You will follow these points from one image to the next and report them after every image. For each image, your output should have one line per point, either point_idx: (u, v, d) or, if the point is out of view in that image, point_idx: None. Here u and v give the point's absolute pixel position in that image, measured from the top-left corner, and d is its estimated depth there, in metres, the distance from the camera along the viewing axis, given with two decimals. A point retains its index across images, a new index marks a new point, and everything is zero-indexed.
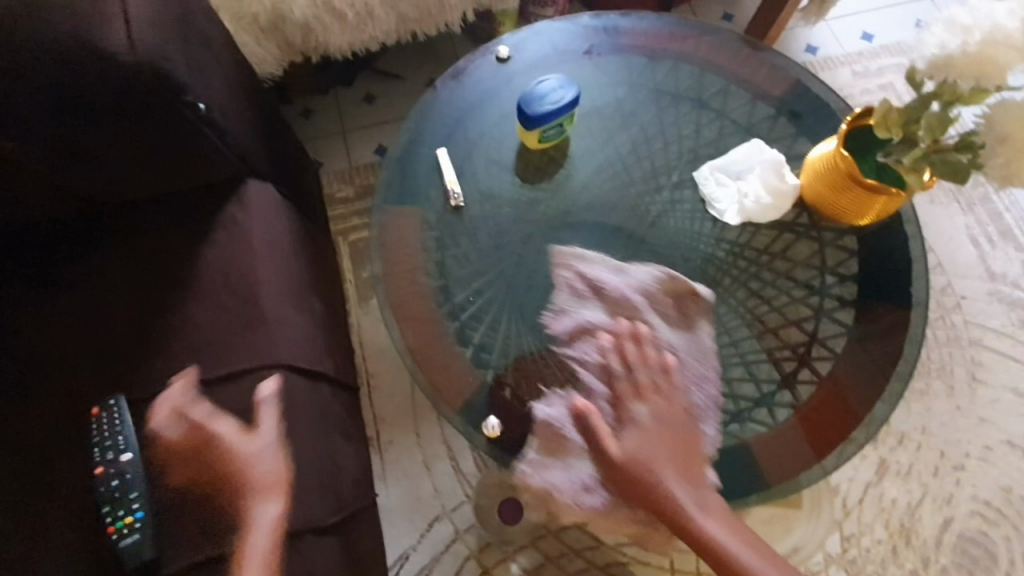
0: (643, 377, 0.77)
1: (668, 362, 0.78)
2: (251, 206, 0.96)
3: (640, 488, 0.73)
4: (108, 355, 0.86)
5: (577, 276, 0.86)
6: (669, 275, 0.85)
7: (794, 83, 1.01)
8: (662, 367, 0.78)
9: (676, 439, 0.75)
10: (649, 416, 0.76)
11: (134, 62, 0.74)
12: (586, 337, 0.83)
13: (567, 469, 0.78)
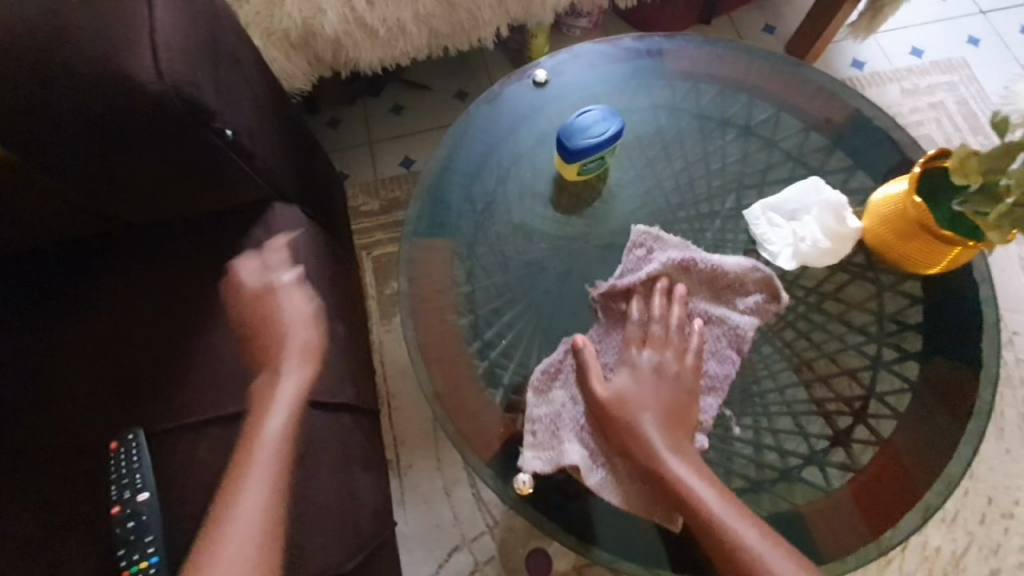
0: (657, 330, 0.78)
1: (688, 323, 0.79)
2: (277, 231, 0.94)
3: (618, 430, 0.73)
4: (128, 385, 0.84)
5: (642, 237, 0.86)
6: (753, 265, 0.81)
7: (852, 113, 0.94)
8: (679, 328, 0.79)
9: (669, 392, 0.75)
10: (630, 382, 0.76)
11: (161, 90, 0.71)
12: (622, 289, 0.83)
13: (563, 411, 0.79)
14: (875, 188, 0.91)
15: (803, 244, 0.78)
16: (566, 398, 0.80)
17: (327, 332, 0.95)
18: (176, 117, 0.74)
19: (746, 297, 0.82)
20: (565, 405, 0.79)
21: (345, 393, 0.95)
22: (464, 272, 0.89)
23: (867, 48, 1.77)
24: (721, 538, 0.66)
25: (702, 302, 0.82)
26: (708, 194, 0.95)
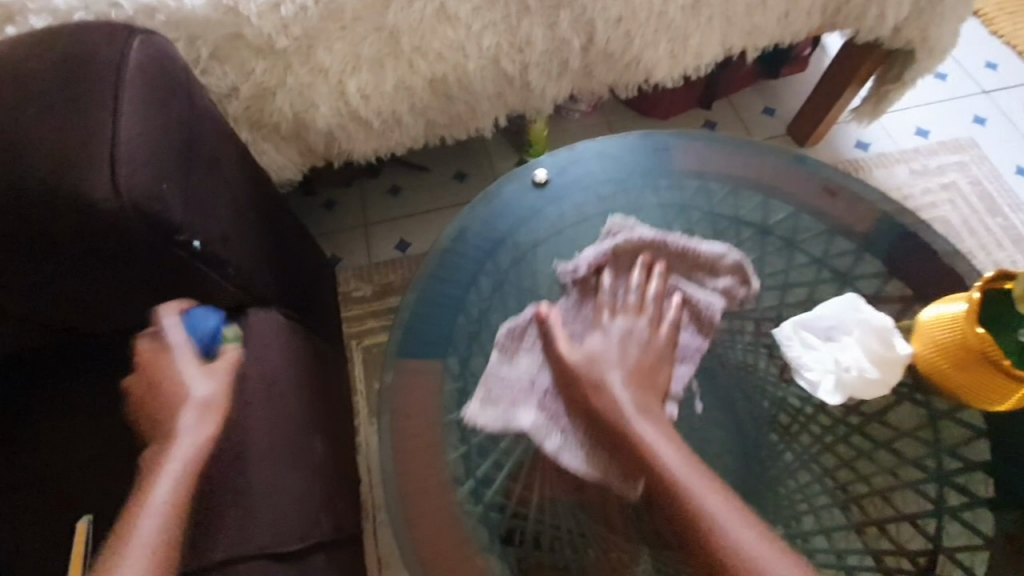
0: (609, 298, 0.78)
1: (644, 296, 0.77)
2: (250, 344, 0.84)
3: (586, 394, 0.70)
4: (58, 533, 0.72)
5: (580, 268, 0.83)
6: (742, 279, 0.82)
7: (881, 216, 0.87)
8: (657, 300, 0.77)
9: (641, 349, 0.73)
10: (604, 356, 0.72)
11: (117, 208, 0.64)
12: (574, 321, 0.79)
13: (517, 367, 0.77)
14: (916, 296, 0.82)
15: (848, 373, 0.67)
16: (532, 362, 0.77)
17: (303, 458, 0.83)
18: (135, 234, 0.67)
19: (720, 278, 0.82)
20: (529, 371, 0.76)
21: (322, 526, 0.80)
22: (454, 393, 0.78)
23: (870, 129, 1.75)
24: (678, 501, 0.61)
25: (676, 281, 0.82)
26: None
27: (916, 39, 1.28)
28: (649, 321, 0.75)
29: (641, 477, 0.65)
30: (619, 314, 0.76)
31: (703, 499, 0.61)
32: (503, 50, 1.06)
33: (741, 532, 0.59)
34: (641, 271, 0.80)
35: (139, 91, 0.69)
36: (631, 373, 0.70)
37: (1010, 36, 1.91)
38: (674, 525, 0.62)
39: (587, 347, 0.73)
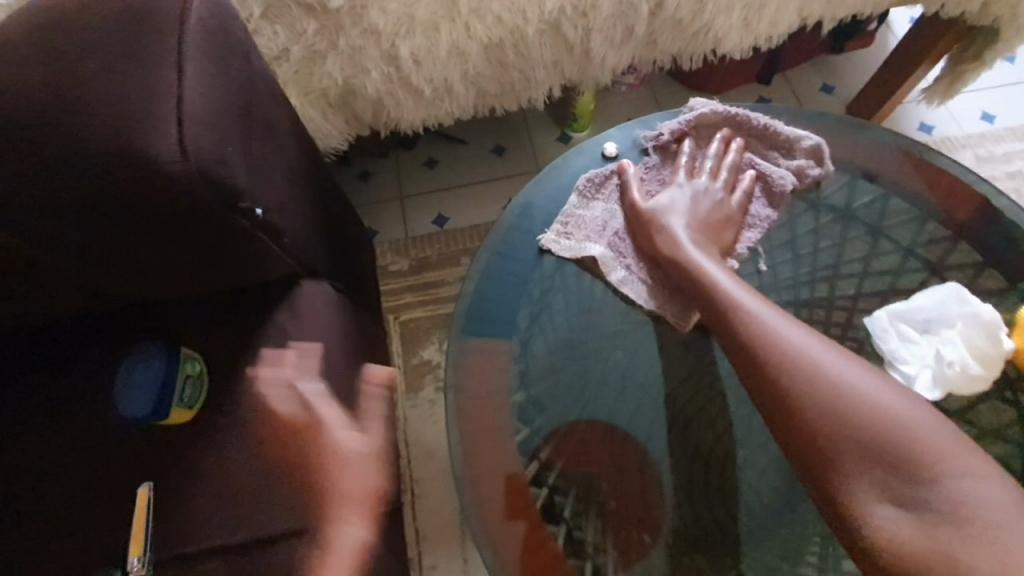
0: (692, 157, 0.83)
1: (727, 161, 0.82)
2: (306, 316, 0.81)
3: (647, 233, 0.77)
4: (115, 500, 0.71)
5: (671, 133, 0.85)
6: (820, 157, 0.83)
7: (976, 203, 0.80)
8: (735, 169, 0.82)
9: (711, 208, 0.79)
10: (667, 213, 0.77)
11: (183, 171, 0.61)
12: (657, 180, 0.83)
13: (594, 210, 0.83)
14: (1010, 291, 0.76)
15: (950, 368, 0.63)
16: (608, 208, 0.83)
17: (357, 433, 0.81)
18: (199, 199, 0.64)
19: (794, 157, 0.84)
20: (605, 215, 0.82)
21: (373, 501, 0.79)
22: (518, 375, 0.76)
23: (934, 111, 1.65)
24: (797, 383, 0.59)
25: (753, 154, 0.84)
26: (793, 279, 0.83)
27: (1004, 16, 1.19)
28: (722, 185, 0.80)
29: (752, 374, 0.62)
30: (697, 176, 0.81)
31: (845, 376, 0.59)
32: (565, 14, 1.00)
33: (903, 418, 0.56)
34: (721, 143, 0.83)
35: (200, 47, 0.65)
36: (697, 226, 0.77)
37: None
38: (816, 441, 0.56)
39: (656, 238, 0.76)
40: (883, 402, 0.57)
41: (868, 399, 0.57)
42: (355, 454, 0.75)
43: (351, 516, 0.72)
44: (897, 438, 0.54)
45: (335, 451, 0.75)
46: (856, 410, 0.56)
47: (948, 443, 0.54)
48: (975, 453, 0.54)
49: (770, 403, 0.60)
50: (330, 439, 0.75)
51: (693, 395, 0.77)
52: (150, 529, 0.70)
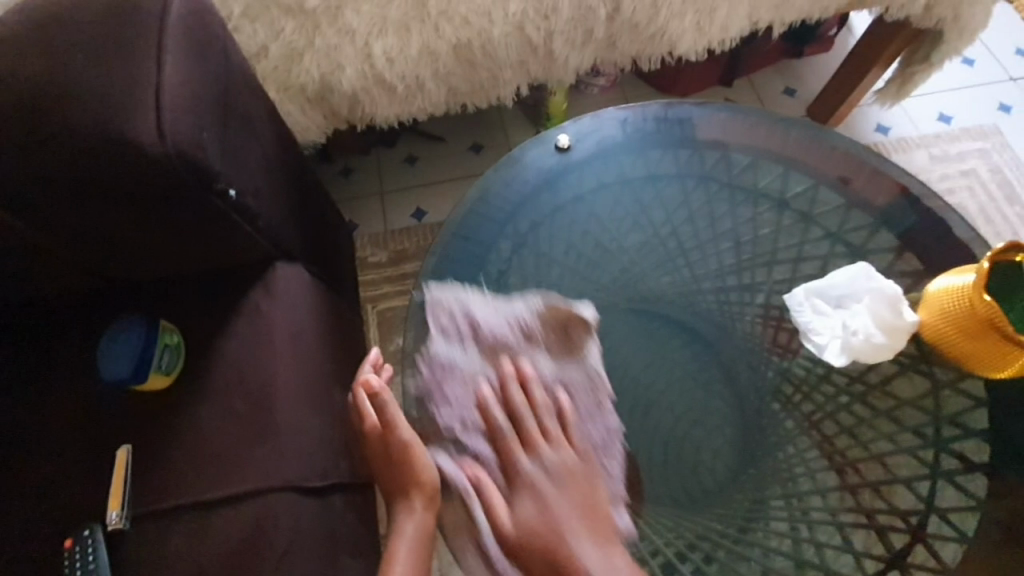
0: (534, 357, 0.74)
1: (543, 401, 0.72)
2: (278, 294, 0.87)
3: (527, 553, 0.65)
4: (97, 463, 0.76)
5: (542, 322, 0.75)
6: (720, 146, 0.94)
7: (900, 192, 0.87)
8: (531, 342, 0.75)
9: (572, 494, 0.67)
10: (546, 468, 0.69)
11: (162, 153, 0.67)
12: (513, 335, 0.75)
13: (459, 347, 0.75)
14: (927, 271, 0.83)
15: (855, 337, 0.70)
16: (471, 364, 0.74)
17: (326, 404, 0.87)
18: (177, 180, 0.70)
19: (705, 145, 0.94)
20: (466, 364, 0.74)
21: (341, 468, 0.85)
22: None
23: (891, 113, 1.73)
24: None
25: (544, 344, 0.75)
26: (735, 267, 0.91)
27: (947, 19, 1.27)
28: (594, 367, 0.75)
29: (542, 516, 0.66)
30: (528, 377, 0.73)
31: None
32: (528, 16, 1.07)
33: (559, 525, 0.65)
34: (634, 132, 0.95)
35: (180, 41, 0.71)
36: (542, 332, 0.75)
37: None
38: None
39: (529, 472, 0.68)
40: (558, 514, 0.65)
41: (566, 527, 0.65)
42: (393, 442, 0.71)
43: (408, 501, 0.70)
44: (550, 541, 0.64)
45: (382, 447, 0.72)
46: (530, 498, 0.67)
47: (576, 522, 0.65)
48: (610, 543, 0.65)
49: (514, 484, 0.68)
50: (387, 434, 0.72)
51: (642, 369, 0.85)
52: (129, 489, 0.75)
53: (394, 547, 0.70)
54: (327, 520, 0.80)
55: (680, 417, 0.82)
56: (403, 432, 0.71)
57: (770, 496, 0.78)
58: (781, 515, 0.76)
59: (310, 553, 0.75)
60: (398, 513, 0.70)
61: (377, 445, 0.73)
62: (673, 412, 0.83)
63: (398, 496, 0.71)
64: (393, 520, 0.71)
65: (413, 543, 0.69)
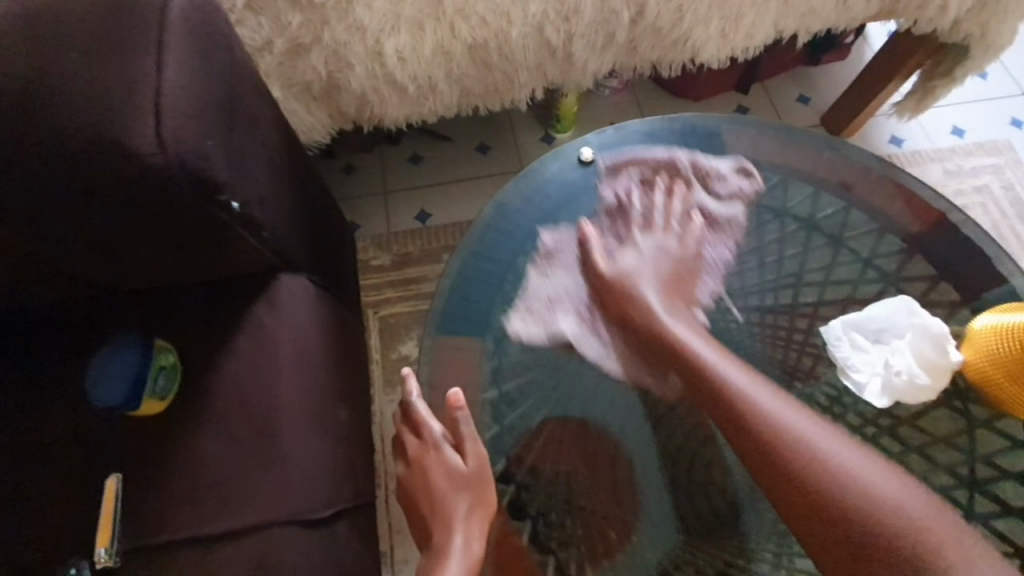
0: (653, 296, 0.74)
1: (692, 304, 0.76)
2: (282, 309, 0.82)
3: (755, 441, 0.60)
4: (86, 490, 0.71)
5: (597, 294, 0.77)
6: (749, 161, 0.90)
7: (935, 217, 0.84)
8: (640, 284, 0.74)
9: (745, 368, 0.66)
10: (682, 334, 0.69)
11: (162, 163, 0.62)
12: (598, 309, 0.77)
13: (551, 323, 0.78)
14: (962, 301, 0.80)
15: (898, 377, 0.67)
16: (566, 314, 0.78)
17: (330, 426, 0.82)
18: (178, 191, 0.64)
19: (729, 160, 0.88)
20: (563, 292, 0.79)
21: (344, 494, 0.80)
22: (490, 372, 0.79)
23: (906, 125, 1.70)
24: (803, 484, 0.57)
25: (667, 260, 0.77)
26: (759, 286, 0.87)
27: (975, 34, 1.23)
28: (677, 241, 0.78)
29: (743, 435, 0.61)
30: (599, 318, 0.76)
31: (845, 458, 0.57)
32: (548, 18, 1.02)
33: (854, 461, 0.57)
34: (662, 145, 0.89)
35: (183, 39, 0.65)
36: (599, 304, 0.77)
37: None
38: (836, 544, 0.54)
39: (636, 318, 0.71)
40: (856, 462, 0.57)
41: (883, 492, 0.54)
42: (449, 469, 0.68)
43: (460, 527, 0.65)
44: (858, 502, 0.54)
45: (440, 473, 0.68)
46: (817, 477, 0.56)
47: (911, 500, 0.54)
48: (958, 532, 0.51)
49: (739, 434, 0.62)
50: (444, 458, 0.68)
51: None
52: (120, 521, 0.70)
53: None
54: (332, 550, 0.76)
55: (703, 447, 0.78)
56: (464, 460, 0.68)
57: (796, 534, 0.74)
58: None
59: None
60: (443, 541, 0.64)
61: (423, 474, 0.68)
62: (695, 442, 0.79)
63: (444, 523, 0.65)
64: (437, 545, 0.64)
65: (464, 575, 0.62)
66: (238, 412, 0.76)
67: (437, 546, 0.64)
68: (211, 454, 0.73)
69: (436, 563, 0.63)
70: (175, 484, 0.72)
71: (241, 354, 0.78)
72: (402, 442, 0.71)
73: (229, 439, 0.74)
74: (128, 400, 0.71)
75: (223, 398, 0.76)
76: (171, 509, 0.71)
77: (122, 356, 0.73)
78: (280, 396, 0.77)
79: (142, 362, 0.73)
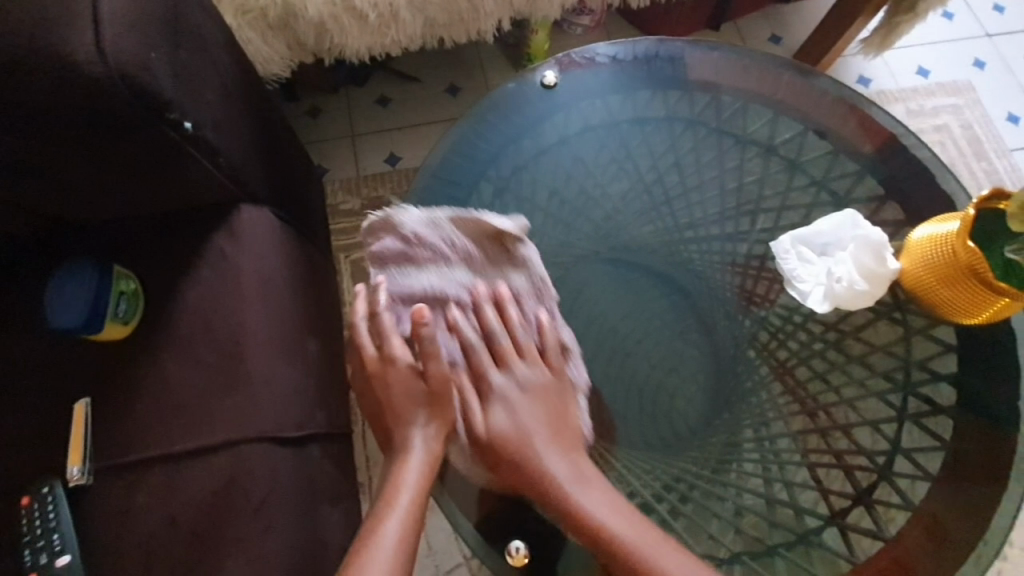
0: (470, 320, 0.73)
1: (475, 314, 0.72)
2: (244, 237, 0.81)
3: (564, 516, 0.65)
4: (55, 416, 0.72)
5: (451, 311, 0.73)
6: (616, 76, 0.90)
7: (888, 140, 0.86)
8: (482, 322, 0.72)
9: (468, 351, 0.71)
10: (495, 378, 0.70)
11: (102, 75, 0.60)
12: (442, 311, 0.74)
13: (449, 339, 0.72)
14: (907, 221, 0.83)
15: (838, 285, 0.71)
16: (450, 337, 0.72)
17: (299, 352, 0.84)
18: (121, 106, 0.62)
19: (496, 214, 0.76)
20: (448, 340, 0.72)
21: (316, 419, 0.82)
22: None
23: (873, 66, 1.72)
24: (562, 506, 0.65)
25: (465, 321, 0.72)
26: (720, 214, 0.90)
27: None
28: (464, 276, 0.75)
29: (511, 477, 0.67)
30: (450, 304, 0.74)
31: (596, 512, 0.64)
32: None
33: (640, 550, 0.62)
34: (616, 75, 0.90)
35: None
36: (477, 247, 0.76)
37: None
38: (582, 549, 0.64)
39: (491, 422, 0.68)
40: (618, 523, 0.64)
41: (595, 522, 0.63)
42: (412, 383, 0.70)
43: (420, 431, 0.68)
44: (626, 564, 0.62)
45: (402, 383, 0.70)
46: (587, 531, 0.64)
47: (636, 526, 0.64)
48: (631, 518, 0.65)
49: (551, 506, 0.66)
50: (407, 371, 0.70)
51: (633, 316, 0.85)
52: (91, 444, 0.71)
53: (400, 473, 0.66)
54: (305, 469, 0.78)
55: (659, 361, 0.83)
56: (427, 377, 0.69)
57: (743, 440, 0.80)
58: (752, 457, 0.79)
59: (288, 504, 0.73)
60: (404, 442, 0.68)
61: (386, 385, 0.70)
62: (650, 355, 0.83)
63: (405, 425, 0.68)
64: (398, 444, 0.68)
65: (424, 470, 0.66)
66: (200, 337, 0.76)
67: (398, 444, 0.68)
68: (173, 377, 0.74)
69: (399, 458, 0.67)
70: (139, 405, 0.73)
71: (200, 281, 0.78)
72: (363, 356, 0.72)
73: (192, 362, 0.75)
74: (87, 326, 0.71)
75: (184, 322, 0.76)
76: (137, 429, 0.72)
77: (76, 284, 0.72)
78: (245, 322, 0.77)
79: (99, 289, 0.72)
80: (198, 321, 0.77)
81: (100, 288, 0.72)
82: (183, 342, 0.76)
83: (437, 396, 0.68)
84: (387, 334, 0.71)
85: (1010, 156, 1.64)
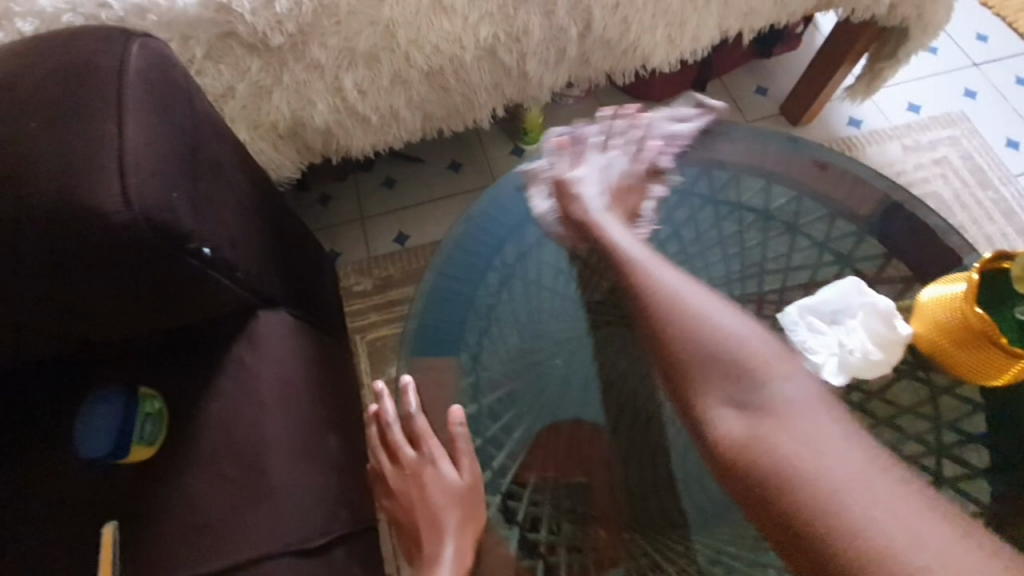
0: (622, 141, 0.86)
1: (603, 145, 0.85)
2: (263, 345, 0.84)
3: (686, 381, 0.60)
4: (86, 542, 0.73)
5: (567, 142, 0.85)
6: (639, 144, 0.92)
7: (881, 200, 0.88)
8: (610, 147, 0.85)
9: (620, 182, 0.83)
10: (596, 171, 0.82)
11: (130, 220, 0.65)
12: (580, 157, 0.83)
13: (588, 165, 0.82)
14: (913, 276, 0.84)
15: (852, 355, 0.70)
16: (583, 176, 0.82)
17: (321, 454, 0.84)
18: (149, 244, 0.67)
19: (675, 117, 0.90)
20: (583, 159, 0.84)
21: (342, 521, 0.81)
22: (467, 388, 0.81)
23: (861, 107, 1.75)
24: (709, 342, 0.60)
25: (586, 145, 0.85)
26: (727, 279, 0.89)
27: (912, 16, 1.28)
28: (631, 160, 0.84)
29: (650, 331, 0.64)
30: (609, 153, 0.84)
31: (731, 328, 0.61)
32: (499, 40, 1.06)
33: (851, 499, 0.47)
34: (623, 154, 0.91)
35: (141, 98, 0.68)
36: (631, 170, 0.84)
37: (994, 9, 1.90)
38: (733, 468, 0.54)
39: (573, 208, 0.79)
40: (800, 413, 0.54)
41: (808, 461, 0.50)
42: (448, 488, 0.72)
43: (450, 539, 0.69)
44: (799, 495, 0.49)
45: (436, 487, 0.72)
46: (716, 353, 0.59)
47: (893, 500, 0.47)
48: (854, 440, 0.52)
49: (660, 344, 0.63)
50: (442, 479, 0.72)
51: (651, 390, 0.84)
52: (122, 569, 0.72)
53: None
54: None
55: (683, 436, 0.81)
56: (459, 474, 0.72)
57: None
58: None
59: None
60: (435, 551, 0.69)
61: (419, 487, 0.72)
62: (673, 431, 0.82)
63: (436, 533, 0.70)
64: (429, 554, 0.69)
65: None
66: (226, 451, 0.77)
67: (429, 554, 0.69)
68: (201, 496, 0.75)
69: (429, 567, 0.69)
70: (169, 527, 0.74)
71: (225, 394, 0.80)
72: (395, 455, 0.75)
73: (219, 479, 0.76)
74: (118, 452, 0.75)
75: (213, 438, 0.78)
76: (167, 551, 0.72)
77: (110, 412, 0.77)
78: (267, 434, 0.78)
79: (127, 415, 0.76)
80: (223, 436, 0.78)
81: (128, 415, 0.76)
82: (209, 460, 0.77)
83: (466, 499, 0.71)
84: (423, 438, 0.74)
85: (1016, 181, 1.64)
